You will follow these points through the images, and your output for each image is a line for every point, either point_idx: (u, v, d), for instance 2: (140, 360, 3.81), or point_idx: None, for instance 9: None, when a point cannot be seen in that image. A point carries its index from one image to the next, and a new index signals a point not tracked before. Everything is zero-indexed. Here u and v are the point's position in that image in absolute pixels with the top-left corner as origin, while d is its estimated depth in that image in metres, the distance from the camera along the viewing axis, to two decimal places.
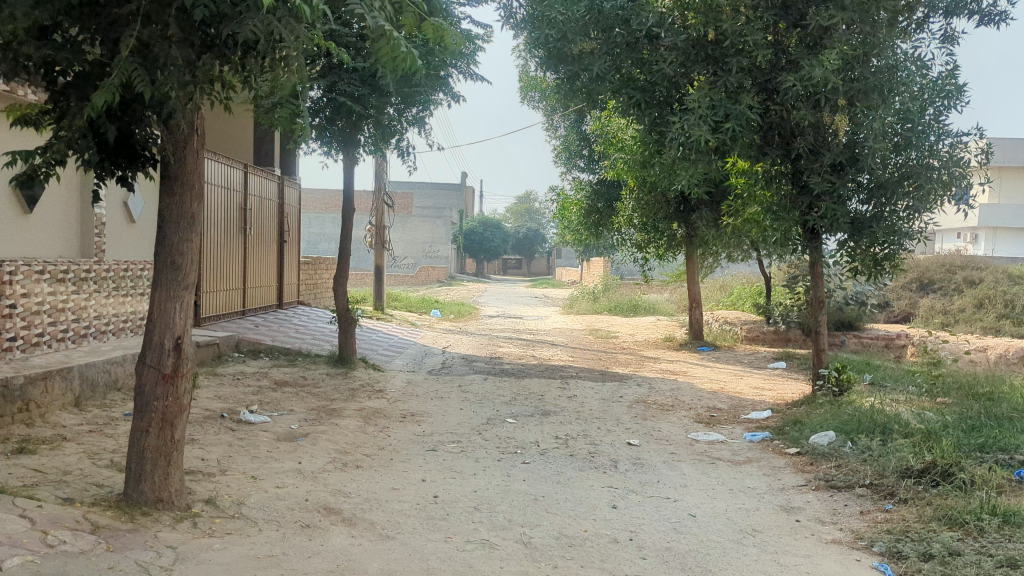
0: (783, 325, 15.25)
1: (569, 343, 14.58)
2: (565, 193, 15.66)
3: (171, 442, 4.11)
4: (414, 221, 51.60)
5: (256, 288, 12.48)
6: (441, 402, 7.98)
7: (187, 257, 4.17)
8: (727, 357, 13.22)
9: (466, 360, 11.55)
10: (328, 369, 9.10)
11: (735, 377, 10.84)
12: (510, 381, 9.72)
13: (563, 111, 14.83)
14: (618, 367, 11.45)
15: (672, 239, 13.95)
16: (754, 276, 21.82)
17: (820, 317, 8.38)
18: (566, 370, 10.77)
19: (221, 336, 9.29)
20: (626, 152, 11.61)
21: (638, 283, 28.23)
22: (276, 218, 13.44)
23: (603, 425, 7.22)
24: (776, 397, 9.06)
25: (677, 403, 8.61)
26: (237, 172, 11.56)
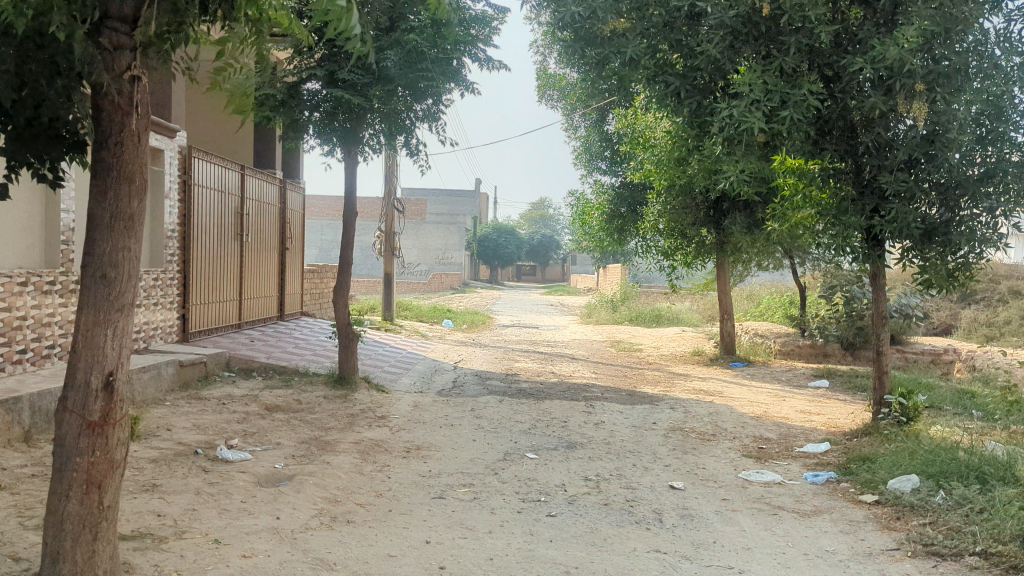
0: (820, 339, 14.23)
1: (591, 357, 13.61)
2: (585, 197, 14.71)
3: (98, 510, 3.17)
4: (427, 228, 50.83)
5: (254, 299, 11.60)
6: (452, 431, 7.03)
7: (121, 270, 3.23)
8: (763, 375, 12.21)
9: (480, 377, 10.61)
10: (326, 391, 8.17)
11: (777, 398, 9.83)
12: (529, 404, 8.77)
13: (585, 109, 13.93)
14: (647, 386, 10.47)
15: (702, 245, 12.94)
16: (783, 286, 20.80)
17: (883, 334, 7.36)
18: (591, 390, 9.81)
19: (208, 353, 8.40)
20: (657, 150, 10.74)
21: (658, 291, 27.26)
22: (276, 223, 12.55)
23: (639, 462, 6.23)
24: (828, 424, 8.07)
25: (719, 432, 7.62)
26: (232, 174, 10.69)
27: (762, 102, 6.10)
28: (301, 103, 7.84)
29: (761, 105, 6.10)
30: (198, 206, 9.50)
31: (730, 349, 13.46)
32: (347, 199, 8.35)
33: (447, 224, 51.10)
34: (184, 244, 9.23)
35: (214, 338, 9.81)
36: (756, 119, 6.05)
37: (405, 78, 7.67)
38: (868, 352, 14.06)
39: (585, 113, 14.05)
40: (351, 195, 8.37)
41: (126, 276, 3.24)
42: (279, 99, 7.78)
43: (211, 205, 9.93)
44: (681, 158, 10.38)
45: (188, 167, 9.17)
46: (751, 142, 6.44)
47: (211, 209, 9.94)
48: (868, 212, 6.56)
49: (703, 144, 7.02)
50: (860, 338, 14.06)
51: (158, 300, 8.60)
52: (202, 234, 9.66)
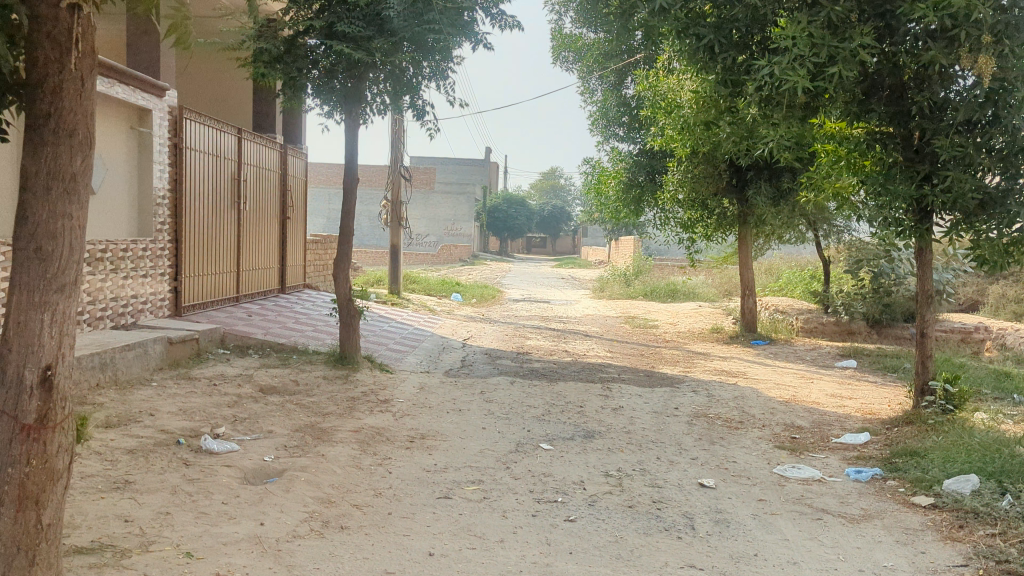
0: (845, 316, 13.62)
1: (605, 334, 13.06)
2: (601, 166, 14.07)
3: (36, 531, 2.66)
4: (437, 199, 50.17)
5: (252, 271, 11.06)
6: (460, 418, 6.50)
7: (61, 242, 2.68)
8: (786, 354, 11.65)
9: (490, 356, 10.08)
10: (326, 371, 7.65)
11: (804, 380, 9.28)
12: (542, 385, 8.23)
13: (602, 72, 13.28)
14: (665, 367, 9.93)
15: (724, 214, 12.45)
16: (804, 260, 20.13)
17: (929, 316, 6.70)
18: (607, 370, 9.27)
19: (200, 330, 7.89)
20: (681, 115, 10.23)
21: (672, 265, 26.59)
22: (277, 190, 12.03)
23: (663, 455, 5.70)
24: (863, 411, 7.51)
25: (747, 420, 7.07)
26: (230, 139, 10.13)
27: (806, 58, 5.46)
28: (298, 59, 7.27)
29: (805, 61, 5.46)
30: (192, 172, 8.97)
31: (752, 326, 12.89)
32: (348, 164, 7.77)
33: (456, 194, 50.41)
34: (176, 212, 8.70)
35: (209, 313, 9.30)
36: (798, 77, 5.43)
37: (411, 32, 7.06)
38: (895, 330, 13.46)
39: (602, 76, 13.41)
40: (353, 160, 7.78)
41: (67, 249, 2.69)
42: (274, 55, 7.19)
43: (206, 172, 9.39)
44: (707, 123, 9.78)
45: (180, 131, 8.62)
46: (791, 103, 5.82)
47: (206, 176, 9.40)
48: (916, 182, 5.95)
49: (737, 105, 6.38)
50: (887, 315, 13.46)
51: (148, 272, 8.09)
52: (196, 202, 9.13)
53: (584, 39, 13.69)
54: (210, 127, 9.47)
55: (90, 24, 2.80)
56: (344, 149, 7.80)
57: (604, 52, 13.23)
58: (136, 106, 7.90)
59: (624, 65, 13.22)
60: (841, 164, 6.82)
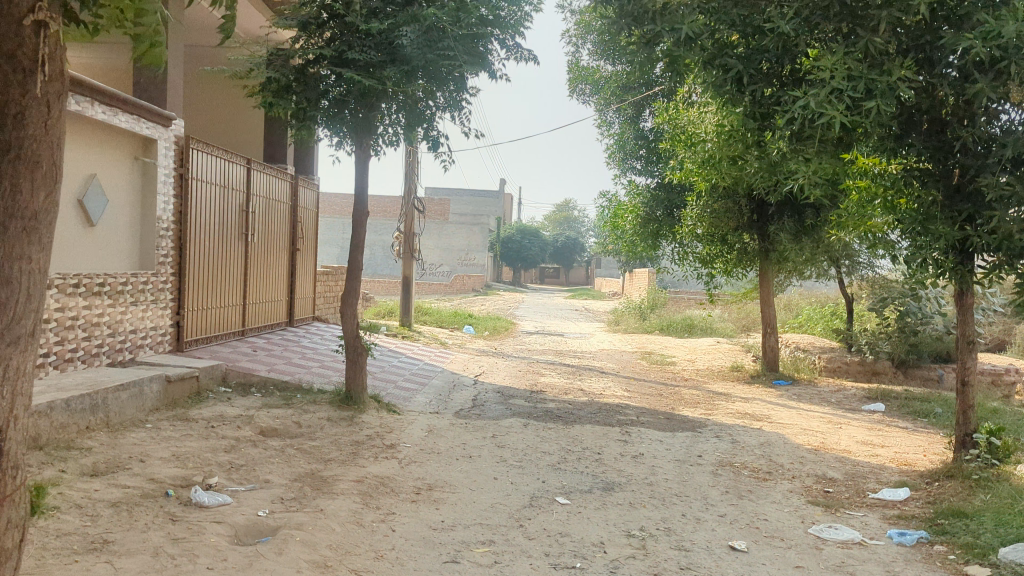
0: (869, 355, 13.17)
1: (621, 371, 12.65)
2: (617, 199, 13.76)
3: None
4: (450, 229, 50.08)
5: (258, 304, 10.75)
6: (470, 465, 6.12)
7: (16, 292, 2.38)
8: (810, 395, 11.21)
9: (502, 394, 9.70)
10: (330, 412, 7.29)
11: (832, 425, 8.83)
12: (557, 428, 7.84)
13: (620, 104, 13.01)
14: (685, 408, 9.52)
15: (745, 249, 12.08)
16: (824, 296, 19.69)
17: (972, 363, 6.24)
18: (625, 412, 8.87)
19: (201, 367, 7.57)
20: (703, 148, 9.96)
21: (688, 298, 26.18)
22: (286, 222, 11.76)
23: (689, 511, 5.28)
24: (899, 462, 7.06)
25: (776, 470, 6.65)
26: (237, 169, 9.88)
27: (843, 91, 5.08)
28: (307, 88, 7.02)
29: (842, 95, 5.08)
30: (198, 203, 8.72)
31: (773, 365, 12.45)
32: (358, 196, 7.49)
33: (470, 225, 50.29)
34: (180, 244, 8.43)
35: (212, 348, 8.98)
36: (836, 111, 5.04)
37: (425, 61, 6.79)
38: (922, 371, 12.98)
39: (619, 108, 13.15)
40: (362, 192, 7.50)
41: (24, 299, 2.41)
42: (282, 83, 7.01)
43: (213, 203, 9.14)
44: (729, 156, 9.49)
45: (186, 161, 8.39)
46: (825, 138, 5.44)
47: (213, 207, 9.16)
48: (958, 222, 5.54)
49: (767, 139, 6.00)
50: (914, 355, 12.99)
51: (149, 306, 7.80)
52: (202, 233, 8.86)
53: (602, 71, 13.46)
54: (218, 157, 9.24)
55: (54, 46, 2.51)
56: (354, 180, 7.53)
57: (621, 84, 13.07)
58: (141, 136, 7.68)
59: (643, 98, 12.96)
60: (876, 202, 6.44)
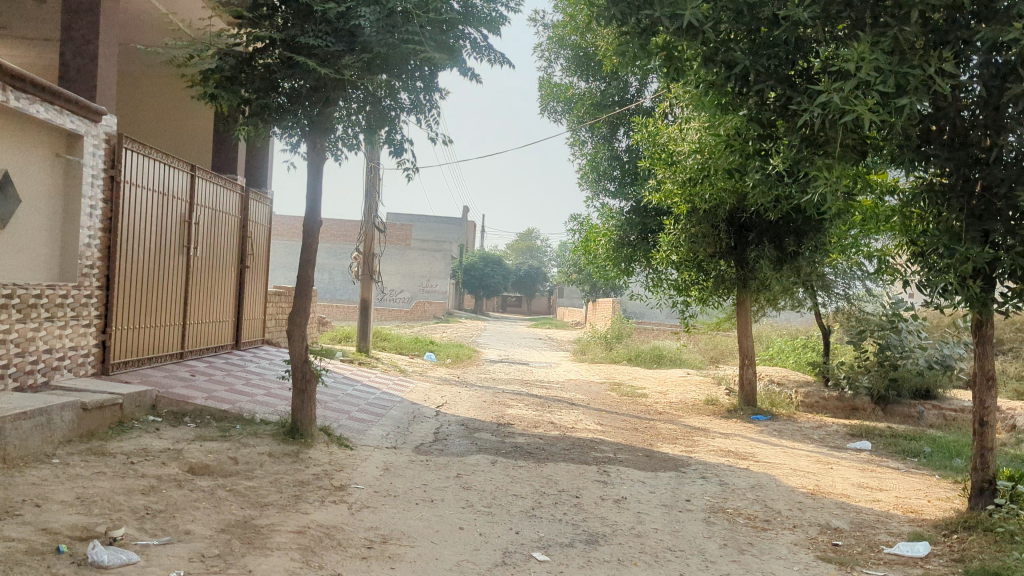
0: (849, 391, 12.62)
1: (591, 404, 11.89)
2: (589, 222, 13.10)
3: None
4: (412, 255, 49.17)
5: (201, 325, 9.83)
6: (431, 512, 5.29)
7: None
8: (792, 432, 10.57)
9: (466, 427, 8.88)
10: (272, 447, 6.41)
11: (823, 466, 8.17)
12: (528, 467, 7.05)
13: (593, 122, 12.41)
14: (664, 445, 8.79)
15: (722, 278, 11.49)
16: (796, 328, 19.23)
17: (991, 401, 5.63)
18: (600, 449, 8.11)
19: (126, 394, 6.65)
20: (686, 166, 9.37)
21: (655, 328, 25.60)
22: (235, 237, 10.90)
23: (687, 570, 4.53)
24: (906, 510, 6.40)
25: (775, 519, 5.93)
26: (182, 176, 9.04)
27: (871, 85, 4.57)
28: (251, 77, 6.32)
29: (869, 89, 4.56)
30: (131, 209, 7.83)
31: (751, 398, 11.82)
32: (310, 203, 6.71)
33: (432, 251, 49.44)
34: (109, 253, 7.52)
35: (144, 371, 8.04)
36: (864, 106, 4.52)
37: (388, 51, 6.09)
38: (903, 408, 12.46)
39: (593, 126, 12.53)
40: (315, 199, 6.72)
41: None
42: (226, 74, 6.32)
43: (149, 210, 8.25)
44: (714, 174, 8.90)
45: (117, 161, 7.52)
46: (844, 140, 5.01)
47: (149, 215, 8.27)
48: (986, 242, 4.98)
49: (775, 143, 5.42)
50: (894, 391, 12.48)
51: (67, 322, 6.88)
52: (135, 243, 7.94)
53: (575, 88, 12.86)
54: (159, 160, 8.40)
55: None
56: (307, 187, 6.74)
57: (595, 101, 12.51)
58: (64, 130, 6.85)
59: (619, 116, 12.38)
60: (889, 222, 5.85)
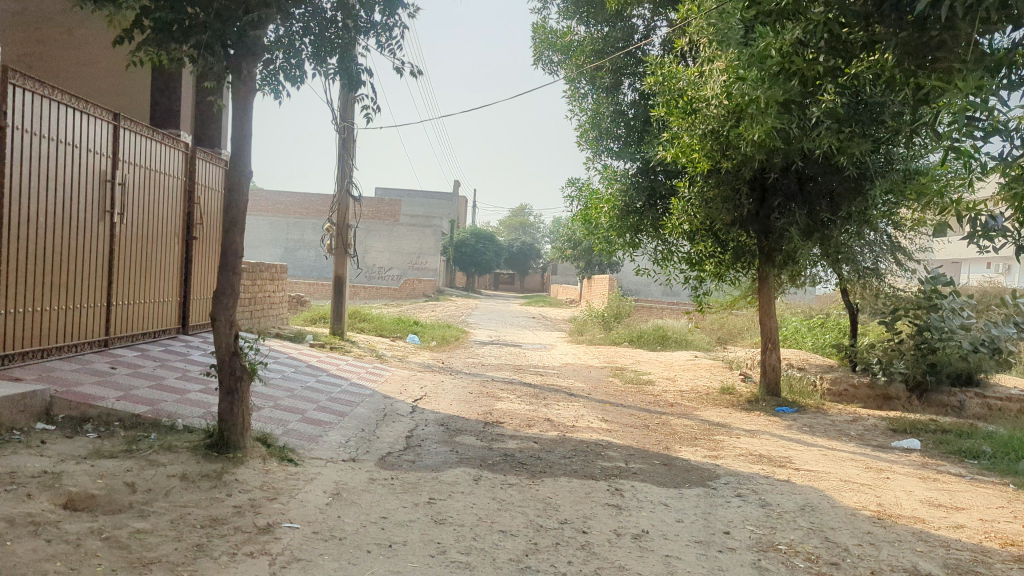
0: (881, 377, 11.24)
1: (592, 394, 10.45)
2: (589, 188, 11.55)
3: None
4: (401, 231, 47.53)
5: (132, 306, 8.33)
6: (387, 567, 3.82)
7: None
8: (825, 427, 9.16)
9: (447, 428, 7.41)
10: (187, 466, 4.94)
11: (878, 477, 6.75)
12: (520, 485, 5.60)
13: (594, 70, 10.90)
14: (683, 448, 7.34)
15: (742, 249, 10.07)
16: (811, 307, 17.78)
17: None
18: (608, 458, 6.64)
19: (2, 397, 5.15)
20: (716, 110, 8.01)
21: (655, 306, 24.11)
22: (178, 204, 9.37)
23: None
24: (1006, 544, 4.99)
25: (845, 561, 4.49)
26: (101, 125, 7.50)
27: None
28: None
29: None
30: (26, 162, 6.29)
31: (775, 387, 10.40)
32: (233, 152, 5.11)
33: (422, 226, 47.80)
34: None
35: (47, 364, 6.54)
36: None
37: None
38: (942, 397, 11.05)
39: (593, 77, 11.00)
40: (242, 148, 5.10)
41: None
42: None
43: (54, 164, 6.71)
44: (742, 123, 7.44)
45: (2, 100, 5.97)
46: (976, 30, 4.39)
47: (55, 170, 6.73)
48: None
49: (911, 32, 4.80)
50: (931, 377, 11.10)
51: None
52: (32, 206, 6.41)
53: (575, 35, 11.30)
54: (69, 104, 6.90)
55: None
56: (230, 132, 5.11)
57: (595, 48, 10.97)
58: None
59: (623, 63, 10.81)
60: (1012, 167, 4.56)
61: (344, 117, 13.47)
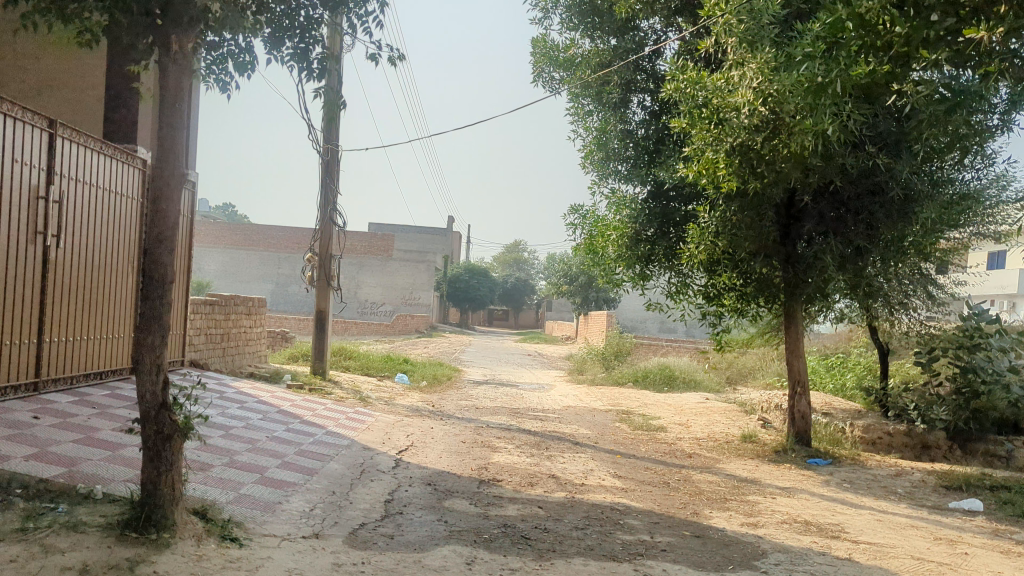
0: (919, 424, 10.12)
1: (601, 443, 9.33)
2: (594, 214, 10.48)
3: None
4: (394, 266, 46.49)
5: (71, 343, 7.17)
6: None
7: None
8: (868, 483, 8.04)
9: (435, 489, 6.25)
10: (90, 554, 3.78)
11: (954, 552, 5.60)
12: (526, 570, 4.43)
13: (602, 86, 9.94)
14: (715, 514, 6.20)
15: (766, 282, 8.97)
16: (826, 346, 16.69)
17: None
18: (629, 530, 5.49)
19: None
20: (755, 115, 6.99)
21: (656, 343, 22.99)
22: (133, 227, 8.29)
23: None
24: None
25: None
26: (33, 133, 6.45)
27: None
28: None
29: None
30: None
31: (806, 435, 9.26)
32: (159, 147, 4.10)
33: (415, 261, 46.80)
34: None
35: None
36: None
37: None
38: (987, 447, 9.84)
39: (598, 94, 10.01)
40: (171, 142, 4.11)
41: None
42: None
43: None
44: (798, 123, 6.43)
45: None
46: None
47: None
48: None
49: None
50: (975, 424, 9.91)
51: None
52: None
53: (579, 48, 10.33)
54: None
55: None
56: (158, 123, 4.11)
57: (602, 61, 9.99)
58: None
59: (632, 77, 9.81)
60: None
61: (327, 139, 12.53)
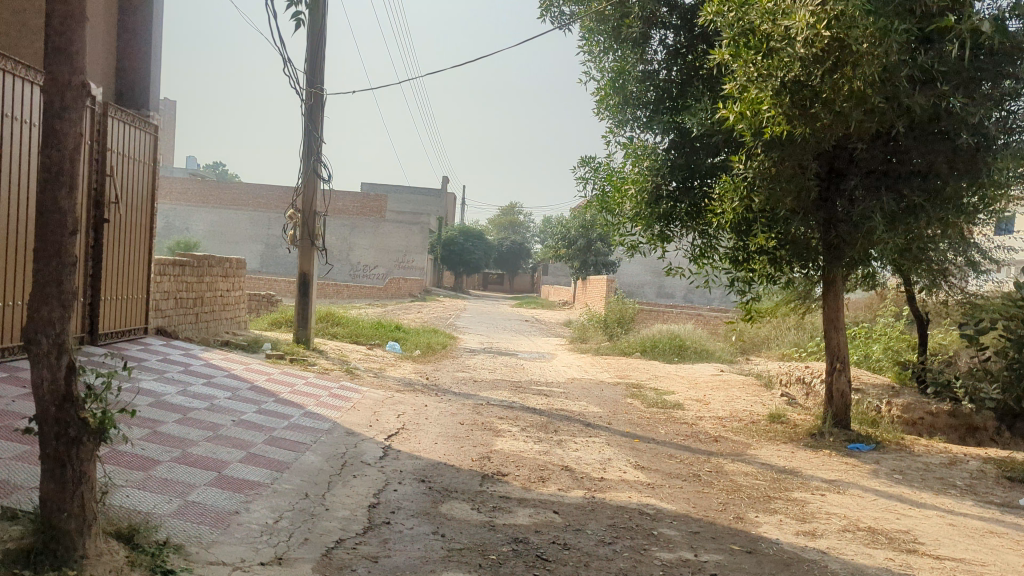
0: (965, 404, 9.16)
1: (615, 424, 8.33)
2: (608, 168, 9.37)
3: None
4: (387, 228, 45.22)
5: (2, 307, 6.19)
6: None
7: None
8: (922, 474, 7.09)
9: (429, 487, 5.24)
10: None
11: None
12: None
13: (619, 20, 8.79)
14: (764, 519, 5.22)
15: (802, 243, 7.86)
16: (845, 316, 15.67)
17: None
18: (666, 544, 4.50)
19: None
20: (817, 39, 6.01)
21: (661, 310, 21.94)
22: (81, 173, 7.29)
23: None
24: None
25: None
26: None
27: None
28: None
29: None
30: None
31: (845, 416, 8.28)
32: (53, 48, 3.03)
33: (409, 224, 45.52)
34: None
35: None
36: None
37: None
38: None
39: (616, 29, 8.87)
40: (67, 42, 3.05)
41: None
42: None
43: None
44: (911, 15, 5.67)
45: None
46: None
47: None
48: None
49: None
50: None
51: None
52: None
53: None
54: None
55: None
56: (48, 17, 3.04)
57: None
58: None
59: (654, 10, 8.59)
60: None
61: (310, 82, 11.35)
